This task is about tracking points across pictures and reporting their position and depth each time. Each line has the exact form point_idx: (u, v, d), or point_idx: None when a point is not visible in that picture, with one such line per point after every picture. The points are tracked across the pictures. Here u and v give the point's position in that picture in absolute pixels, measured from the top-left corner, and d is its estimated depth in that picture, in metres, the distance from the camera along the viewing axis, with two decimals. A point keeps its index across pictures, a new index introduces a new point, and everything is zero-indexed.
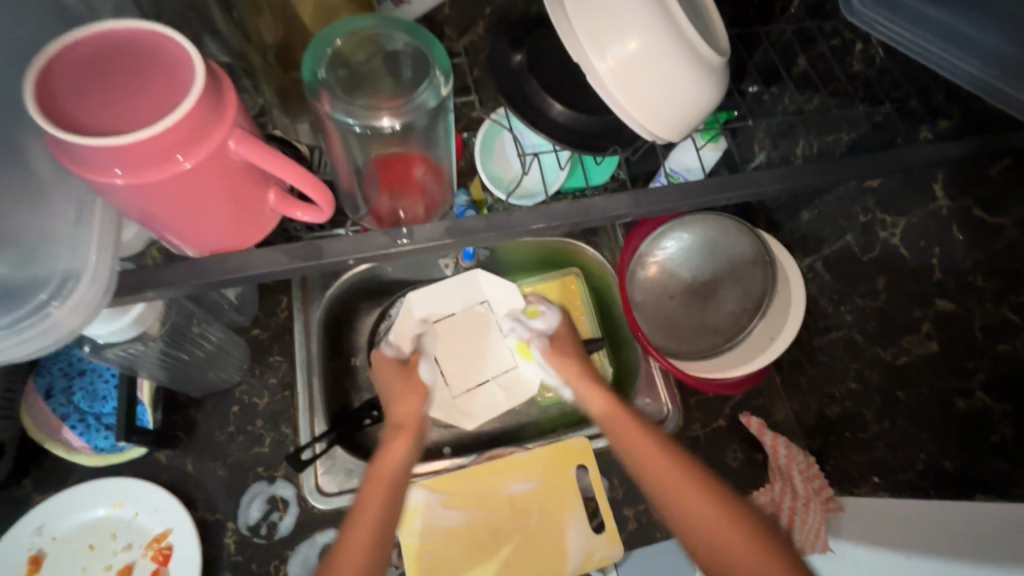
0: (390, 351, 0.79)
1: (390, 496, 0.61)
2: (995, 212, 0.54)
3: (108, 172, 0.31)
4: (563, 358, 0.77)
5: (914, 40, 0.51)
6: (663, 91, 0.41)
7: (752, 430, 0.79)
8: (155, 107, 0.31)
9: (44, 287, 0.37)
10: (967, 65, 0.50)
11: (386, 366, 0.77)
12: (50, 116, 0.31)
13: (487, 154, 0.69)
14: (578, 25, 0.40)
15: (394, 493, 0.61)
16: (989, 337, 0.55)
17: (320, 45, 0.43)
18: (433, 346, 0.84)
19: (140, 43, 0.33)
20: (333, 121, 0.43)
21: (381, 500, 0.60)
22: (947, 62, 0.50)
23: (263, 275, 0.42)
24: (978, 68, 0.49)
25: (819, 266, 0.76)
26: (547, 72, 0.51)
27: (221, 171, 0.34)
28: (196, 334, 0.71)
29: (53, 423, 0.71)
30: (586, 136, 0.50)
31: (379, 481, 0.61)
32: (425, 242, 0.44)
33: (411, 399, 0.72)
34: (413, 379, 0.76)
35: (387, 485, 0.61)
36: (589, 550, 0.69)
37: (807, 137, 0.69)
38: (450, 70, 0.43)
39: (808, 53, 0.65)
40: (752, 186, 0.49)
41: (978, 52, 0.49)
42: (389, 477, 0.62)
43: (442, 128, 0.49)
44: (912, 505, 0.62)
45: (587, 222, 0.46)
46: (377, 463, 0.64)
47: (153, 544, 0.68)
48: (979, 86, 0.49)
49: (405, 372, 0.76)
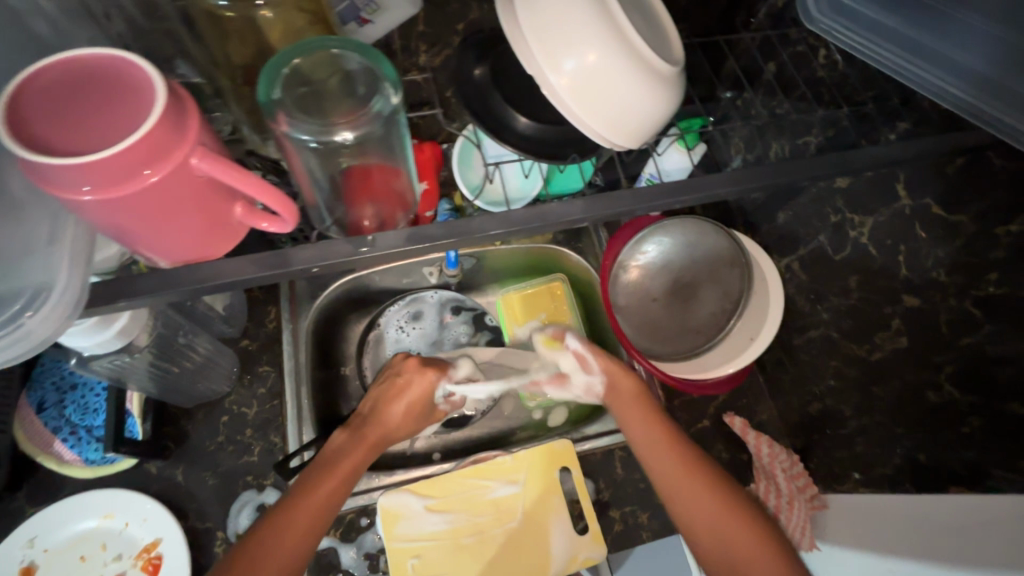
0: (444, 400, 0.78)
1: (336, 494, 0.61)
2: (955, 209, 0.55)
3: (77, 190, 0.33)
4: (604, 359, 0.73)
5: (891, 55, 0.52)
6: (618, 104, 0.43)
7: (735, 429, 0.79)
8: (120, 127, 0.33)
9: (17, 299, 0.38)
10: (946, 84, 0.49)
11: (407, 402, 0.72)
12: (20, 138, 0.32)
13: (466, 164, 0.71)
14: (535, 41, 0.42)
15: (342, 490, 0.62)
16: (954, 330, 0.57)
17: (277, 65, 0.45)
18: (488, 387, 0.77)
19: (105, 69, 0.35)
20: (291, 139, 0.45)
21: (326, 498, 0.60)
22: (921, 78, 0.50)
23: (231, 285, 0.44)
24: (960, 89, 0.48)
25: (795, 266, 0.77)
26: (513, 86, 0.53)
27: (186, 185, 0.36)
28: (184, 344, 0.74)
29: (45, 437, 0.72)
30: (549, 145, 0.52)
31: (330, 479, 0.61)
32: (387, 249, 0.46)
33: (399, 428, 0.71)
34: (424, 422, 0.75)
35: (338, 481, 0.62)
36: (573, 552, 0.70)
37: (779, 140, 0.70)
38: (399, 83, 0.46)
39: (773, 60, 0.68)
40: (711, 189, 0.51)
41: (949, 68, 0.49)
42: (346, 475, 0.62)
43: (397, 137, 0.50)
44: (889, 500, 0.63)
45: (548, 227, 0.48)
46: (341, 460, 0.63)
47: (144, 554, 0.69)
48: (961, 105, 0.48)
49: (426, 413, 0.75)
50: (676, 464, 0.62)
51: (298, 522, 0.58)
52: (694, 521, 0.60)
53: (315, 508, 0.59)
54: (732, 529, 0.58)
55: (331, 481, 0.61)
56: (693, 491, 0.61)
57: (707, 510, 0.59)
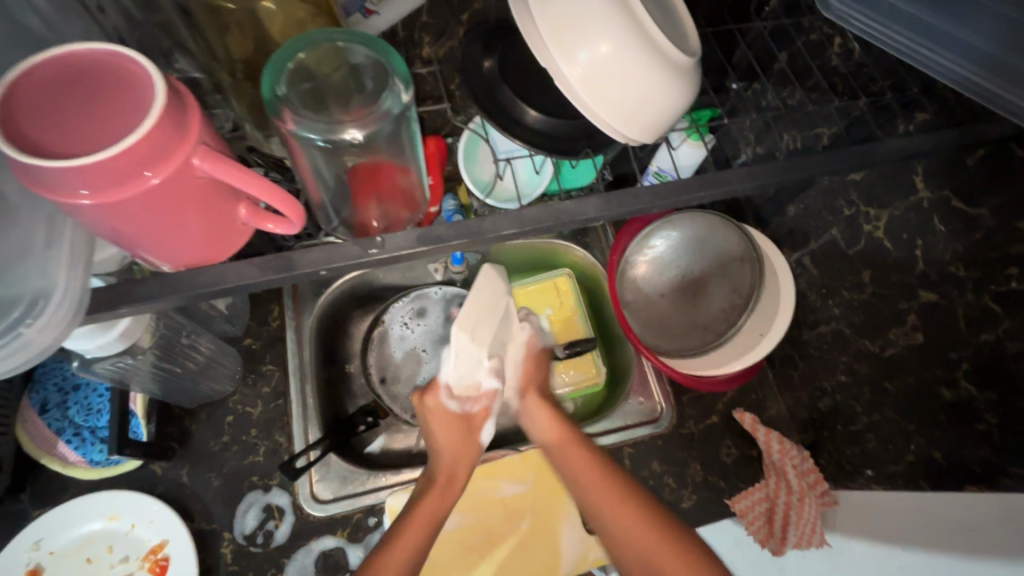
0: (451, 403, 0.64)
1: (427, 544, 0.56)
2: (974, 203, 0.54)
3: (75, 194, 0.32)
4: (531, 373, 0.69)
5: (892, 32, 0.51)
6: (630, 94, 0.42)
7: (745, 426, 0.78)
8: (118, 128, 0.32)
9: (14, 306, 0.37)
10: (948, 63, 0.48)
11: (445, 421, 0.64)
12: (15, 141, 0.31)
13: (471, 160, 0.69)
14: (546, 31, 0.41)
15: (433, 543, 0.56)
16: (972, 326, 0.55)
17: (280, 60, 0.43)
18: (473, 363, 0.59)
19: (98, 67, 0.33)
20: (298, 137, 0.44)
21: (415, 549, 0.55)
22: (925, 56, 0.49)
23: (236, 288, 0.43)
24: (963, 67, 0.47)
25: (807, 261, 0.76)
26: (520, 80, 0.52)
27: (187, 187, 0.35)
28: (187, 346, 0.73)
29: (48, 438, 0.72)
30: (561, 140, 0.51)
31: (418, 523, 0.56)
32: (397, 250, 0.45)
33: (468, 458, 0.63)
34: (474, 434, 0.65)
35: (429, 524, 0.57)
36: (583, 550, 0.69)
37: (789, 132, 0.70)
38: (410, 78, 0.44)
39: (786, 50, 0.66)
40: (725, 185, 0.49)
41: (955, 49, 0.48)
42: (433, 523, 0.57)
43: (407, 133, 0.49)
44: (902, 497, 0.62)
45: (559, 226, 0.47)
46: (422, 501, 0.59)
47: (150, 555, 0.69)
48: (963, 85, 0.47)
49: (469, 427, 0.65)
50: (646, 532, 0.53)
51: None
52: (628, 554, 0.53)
53: (404, 564, 0.53)
54: (662, 555, 0.51)
55: (419, 528, 0.56)
56: (614, 505, 0.55)
57: (625, 520, 0.54)
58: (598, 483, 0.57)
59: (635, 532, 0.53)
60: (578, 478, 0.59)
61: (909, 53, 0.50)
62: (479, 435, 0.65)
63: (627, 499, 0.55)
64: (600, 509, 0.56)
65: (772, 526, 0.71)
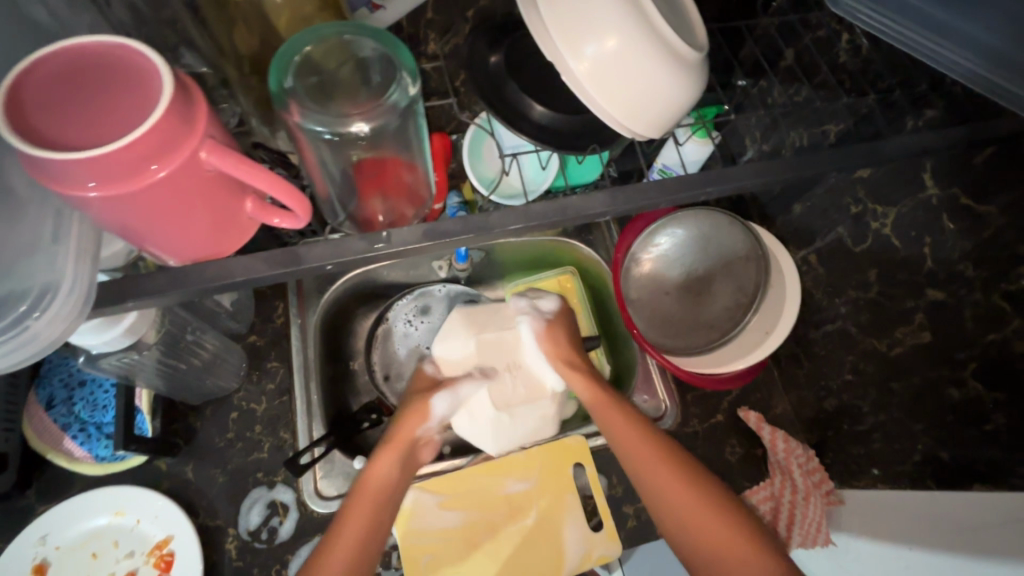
0: (430, 371, 0.76)
1: (375, 509, 0.60)
2: (983, 201, 0.53)
3: (82, 186, 0.32)
4: (554, 346, 0.73)
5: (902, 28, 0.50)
6: (638, 89, 0.41)
7: (750, 424, 0.79)
8: (125, 120, 0.32)
9: (22, 300, 0.37)
10: (958, 56, 0.48)
11: (420, 386, 0.75)
12: (23, 133, 0.31)
13: (476, 157, 0.69)
14: (553, 25, 0.41)
15: (382, 506, 0.61)
16: (981, 325, 0.55)
17: (288, 53, 0.43)
18: (458, 347, 0.76)
19: (106, 59, 0.34)
20: (304, 130, 0.44)
21: (364, 514, 0.59)
22: (935, 52, 0.49)
23: (243, 283, 0.43)
24: (973, 62, 0.47)
25: (813, 259, 0.75)
26: (526, 75, 0.52)
27: (194, 180, 0.35)
28: (192, 342, 0.74)
29: (55, 434, 0.72)
30: (567, 136, 0.51)
31: (365, 495, 0.61)
32: (403, 245, 0.44)
33: (415, 417, 0.69)
34: (427, 401, 0.72)
35: (374, 494, 0.62)
36: (588, 548, 0.69)
37: (796, 129, 0.69)
38: (417, 72, 0.44)
39: (792, 46, 0.66)
40: (732, 181, 0.49)
41: (962, 42, 0.47)
42: (378, 492, 0.62)
43: (413, 128, 0.49)
44: (909, 496, 0.61)
45: (565, 221, 0.47)
46: (367, 474, 0.63)
47: (155, 551, 0.69)
48: (973, 81, 0.47)
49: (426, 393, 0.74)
50: (672, 478, 0.59)
51: (338, 547, 0.56)
52: (664, 511, 0.58)
53: (356, 526, 0.58)
54: (696, 512, 0.56)
55: (368, 497, 0.61)
56: (653, 466, 0.60)
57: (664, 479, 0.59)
58: (643, 451, 0.61)
59: (662, 478, 0.59)
60: (629, 449, 0.62)
61: (919, 48, 0.49)
62: (433, 407, 0.71)
63: (670, 462, 0.60)
64: (645, 472, 0.60)
65: (778, 525, 0.70)
